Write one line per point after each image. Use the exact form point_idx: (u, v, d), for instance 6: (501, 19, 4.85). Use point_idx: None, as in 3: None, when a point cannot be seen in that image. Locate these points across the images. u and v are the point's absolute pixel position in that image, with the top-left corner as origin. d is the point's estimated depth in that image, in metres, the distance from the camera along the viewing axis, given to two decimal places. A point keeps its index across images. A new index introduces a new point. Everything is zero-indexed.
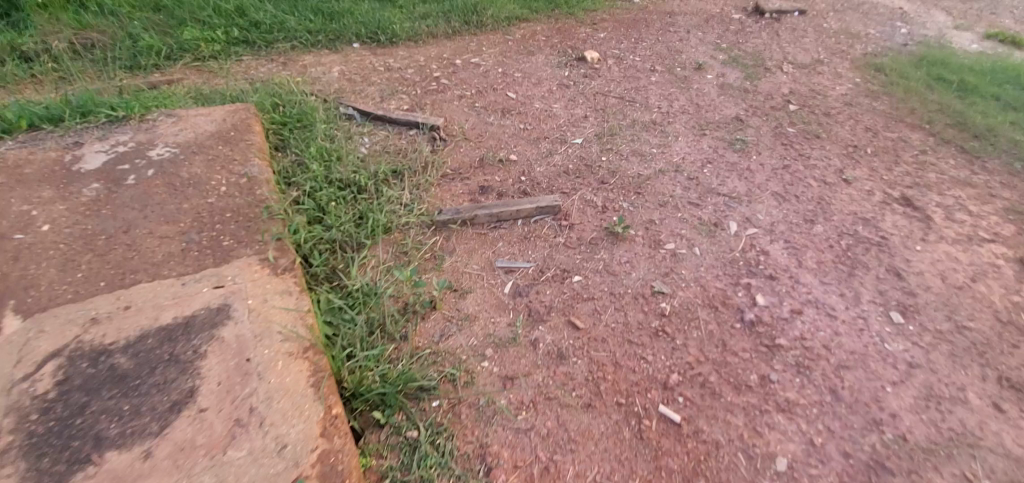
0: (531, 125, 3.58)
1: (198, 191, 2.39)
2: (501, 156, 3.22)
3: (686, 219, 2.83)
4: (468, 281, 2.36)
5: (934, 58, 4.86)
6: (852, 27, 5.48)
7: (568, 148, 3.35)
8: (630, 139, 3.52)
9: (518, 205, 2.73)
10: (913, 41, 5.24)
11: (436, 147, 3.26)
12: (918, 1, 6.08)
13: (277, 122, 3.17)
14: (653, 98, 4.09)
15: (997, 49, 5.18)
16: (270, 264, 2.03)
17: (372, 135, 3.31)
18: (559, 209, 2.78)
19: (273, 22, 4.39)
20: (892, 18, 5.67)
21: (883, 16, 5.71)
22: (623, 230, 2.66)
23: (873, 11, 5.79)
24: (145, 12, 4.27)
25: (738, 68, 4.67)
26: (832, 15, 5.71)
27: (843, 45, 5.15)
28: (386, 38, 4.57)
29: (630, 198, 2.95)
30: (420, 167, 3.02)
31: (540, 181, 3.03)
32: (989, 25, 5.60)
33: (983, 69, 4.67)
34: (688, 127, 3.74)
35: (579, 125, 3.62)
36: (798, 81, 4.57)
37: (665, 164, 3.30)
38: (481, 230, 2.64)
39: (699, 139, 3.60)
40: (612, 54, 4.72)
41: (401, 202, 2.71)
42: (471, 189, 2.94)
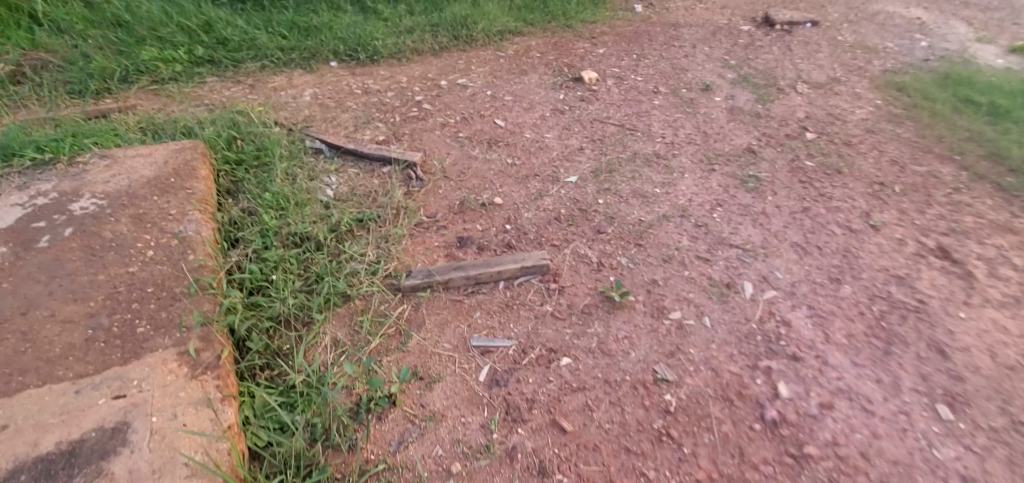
0: (519, 159, 3.21)
1: (119, 257, 2.03)
2: (485, 199, 2.85)
3: (694, 279, 2.45)
4: (437, 365, 2.00)
5: (961, 76, 4.46)
6: (868, 40, 5.09)
7: (560, 188, 2.98)
8: (629, 177, 3.15)
9: (500, 265, 2.37)
10: (936, 57, 4.83)
11: (410, 188, 2.89)
12: (938, 10, 5.67)
13: (230, 161, 2.82)
14: (656, 125, 3.71)
15: None
16: (189, 361, 1.67)
17: (340, 174, 2.95)
18: (549, 268, 2.42)
19: (242, 39, 4.04)
20: (912, 31, 5.26)
21: (901, 27, 5.31)
22: (621, 297, 2.28)
23: (890, 22, 5.40)
24: (101, 29, 3.91)
25: (747, 89, 4.29)
26: (847, 26, 5.31)
27: (860, 60, 4.76)
28: (366, 55, 4.21)
29: (630, 253, 2.58)
30: (389, 214, 2.66)
31: (528, 230, 2.67)
32: (1017, 36, 5.18)
33: (1015, 90, 4.27)
34: (694, 160, 3.37)
35: (574, 159, 3.25)
36: (813, 103, 4.18)
37: (670, 207, 2.93)
38: (456, 296, 2.28)
39: (707, 176, 3.23)
40: (611, 73, 4.35)
41: (364, 261, 2.36)
42: (448, 241, 2.58)
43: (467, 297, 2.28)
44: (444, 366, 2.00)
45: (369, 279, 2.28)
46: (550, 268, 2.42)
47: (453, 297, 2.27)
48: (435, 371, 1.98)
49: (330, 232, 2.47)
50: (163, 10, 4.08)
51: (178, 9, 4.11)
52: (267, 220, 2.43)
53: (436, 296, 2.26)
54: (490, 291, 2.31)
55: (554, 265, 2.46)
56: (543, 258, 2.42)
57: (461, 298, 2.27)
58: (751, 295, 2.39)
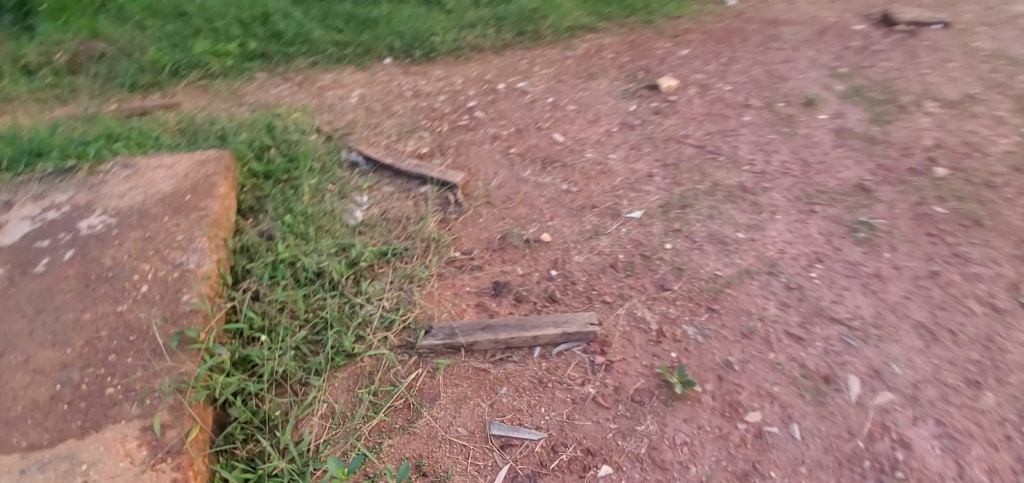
0: (575, 184, 2.75)
1: (112, 292, 1.84)
2: (530, 235, 2.44)
3: (781, 366, 1.93)
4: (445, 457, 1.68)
5: None
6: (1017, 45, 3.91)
7: (620, 226, 2.51)
8: (706, 214, 2.60)
9: (536, 327, 1.97)
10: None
11: (447, 215, 2.53)
12: None
13: (258, 173, 2.58)
14: (742, 149, 3.09)
15: None
16: (150, 444, 1.45)
17: (373, 192, 2.64)
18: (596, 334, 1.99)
19: (296, 32, 3.83)
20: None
21: None
22: (684, 388, 1.81)
23: None
24: (161, 19, 3.83)
25: (859, 104, 3.43)
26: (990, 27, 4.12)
27: (1007, 71, 3.63)
28: (422, 53, 3.86)
29: (701, 321, 2.08)
30: (418, 249, 2.32)
31: (575, 280, 2.24)
32: None
33: None
34: (789, 197, 2.75)
35: (640, 188, 2.75)
36: (944, 127, 3.21)
37: (756, 259, 2.37)
38: (481, 363, 1.91)
39: (805, 219, 2.62)
40: (695, 79, 3.71)
41: (381, 308, 2.04)
42: (480, 286, 2.21)
43: (493, 366, 1.91)
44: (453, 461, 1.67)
45: (383, 333, 1.96)
46: (597, 334, 1.99)
47: (477, 365, 1.90)
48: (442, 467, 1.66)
49: (349, 267, 2.17)
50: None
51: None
52: (281, 250, 2.16)
53: (457, 361, 1.91)
54: (523, 360, 1.93)
55: (602, 330, 2.03)
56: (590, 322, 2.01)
57: (485, 367, 1.90)
58: (856, 397, 1.86)
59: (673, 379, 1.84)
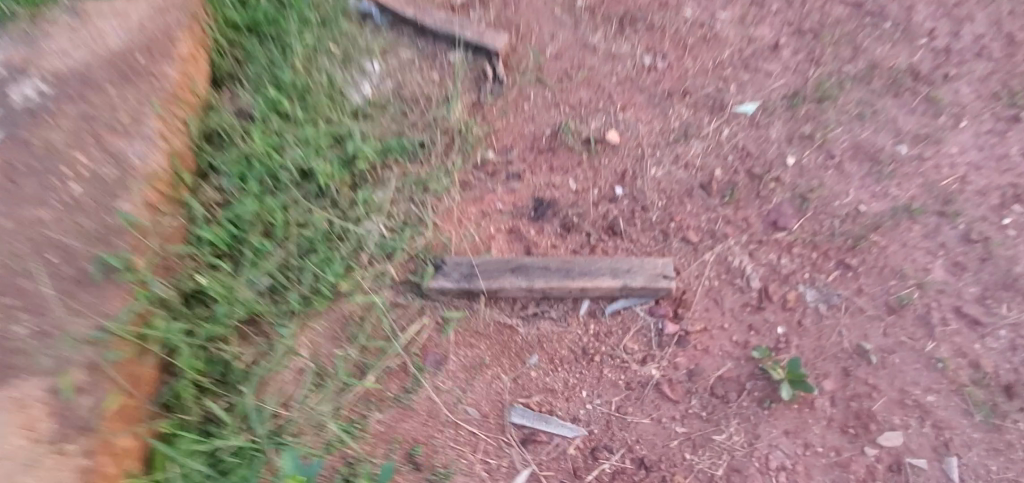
0: (662, 56, 1.92)
1: (34, 188, 1.35)
2: (592, 132, 1.75)
3: (942, 364, 1.34)
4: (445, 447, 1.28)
5: None
6: None
7: (722, 125, 1.75)
8: (853, 113, 1.78)
9: (586, 274, 1.43)
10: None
11: (481, 96, 1.84)
12: None
13: (240, 17, 1.91)
14: (919, 12, 2.01)
15: None
16: (55, 414, 1.11)
17: (387, 58, 1.97)
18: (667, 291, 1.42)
19: None
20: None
21: None
22: (791, 392, 1.27)
23: None
24: None
25: None
26: None
27: None
28: None
29: (825, 280, 1.46)
30: (438, 145, 1.71)
31: (647, 205, 1.60)
32: None
33: None
34: (983, 91, 1.82)
35: (757, 67, 1.89)
36: None
37: (923, 191, 1.61)
38: (507, 321, 1.42)
39: (1008, 129, 1.74)
40: None
41: (383, 230, 1.54)
42: (516, 205, 1.62)
43: (523, 323, 1.42)
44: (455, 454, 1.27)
45: (382, 266, 1.48)
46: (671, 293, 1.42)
47: (504, 321, 1.42)
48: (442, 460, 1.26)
49: (343, 169, 1.62)
50: None
51: None
52: (257, 141, 1.63)
53: (476, 313, 1.43)
54: (564, 320, 1.42)
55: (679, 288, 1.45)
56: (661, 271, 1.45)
57: (512, 324, 1.42)
58: None
59: (779, 375, 1.28)
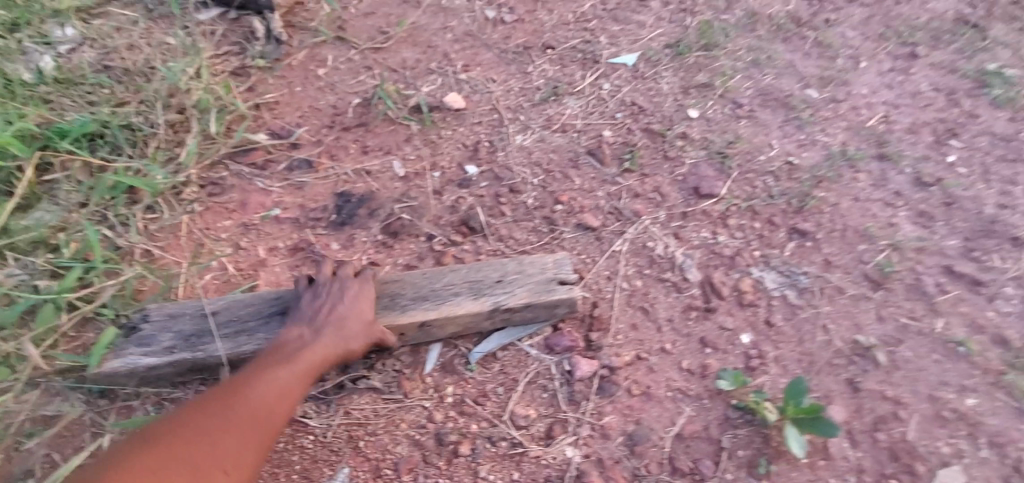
0: (509, 8, 1.45)
1: None
2: (424, 98, 1.18)
3: (966, 349, 0.91)
4: (348, 299, 0.79)
5: None
6: None
7: (600, 79, 1.30)
8: (748, 59, 1.43)
9: (427, 297, 0.85)
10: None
11: (246, 61, 1.20)
12: None
13: None
14: None
15: None
16: None
17: (88, 18, 1.25)
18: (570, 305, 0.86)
19: None
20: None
21: None
22: (799, 441, 0.75)
23: None
24: None
25: None
26: None
27: None
28: None
29: (782, 256, 1.00)
30: (162, 127, 1.02)
31: (516, 184, 1.05)
32: None
33: None
34: (868, 34, 1.60)
35: (628, 18, 1.49)
36: None
37: (854, 136, 1.27)
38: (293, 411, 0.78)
39: (906, 67, 1.51)
40: None
41: (26, 276, 0.82)
42: (304, 208, 0.97)
43: (321, 412, 0.79)
44: (353, 319, 0.78)
45: (12, 343, 0.76)
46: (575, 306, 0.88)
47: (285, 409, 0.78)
48: (327, 322, 0.77)
49: None
50: None
51: None
52: None
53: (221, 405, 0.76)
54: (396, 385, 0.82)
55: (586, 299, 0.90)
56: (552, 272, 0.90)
57: (300, 414, 0.79)
58: None
59: (777, 416, 0.77)
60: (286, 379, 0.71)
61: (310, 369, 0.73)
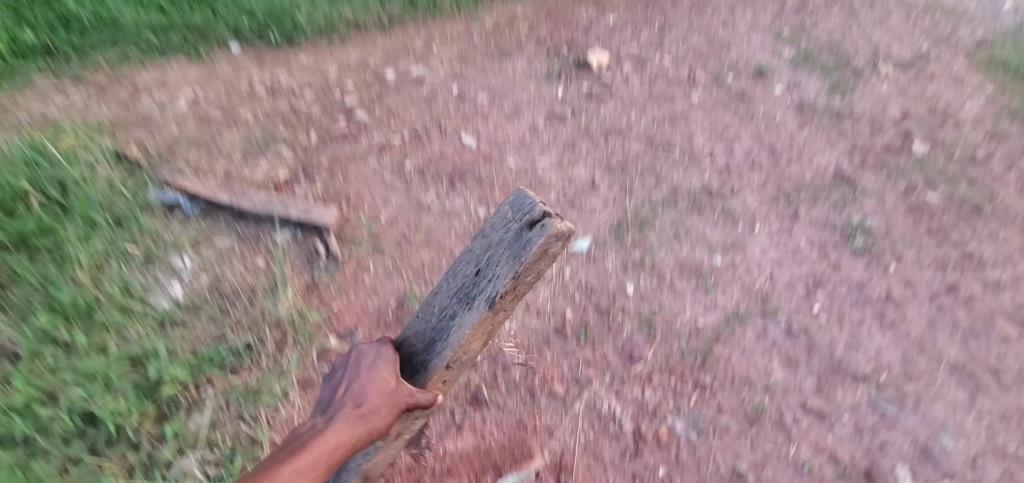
0: (495, 206, 2.02)
1: None
2: None
3: (808, 466, 1.41)
4: (364, 374, 0.91)
5: None
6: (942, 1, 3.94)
7: (563, 264, 1.82)
8: (670, 234, 1.96)
9: (444, 326, 0.98)
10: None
11: (315, 276, 1.74)
12: None
13: (9, 240, 1.65)
14: (698, 138, 2.39)
15: None
16: None
17: (201, 249, 1.79)
18: (547, 239, 0.86)
19: (94, 14, 2.64)
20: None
21: None
22: None
23: None
24: None
25: (812, 73, 2.90)
26: None
27: (943, 29, 3.57)
28: (279, 37, 2.80)
29: (690, 406, 1.50)
30: (269, 343, 1.54)
31: (507, 362, 1.54)
32: None
33: None
34: (764, 198, 2.14)
35: (583, 204, 2.03)
36: (906, 94, 2.85)
37: (746, 295, 1.78)
38: (379, 466, 1.08)
39: (791, 225, 2.04)
40: (628, 53, 2.90)
41: (201, 467, 1.31)
42: None
43: None
44: (373, 391, 0.90)
45: None
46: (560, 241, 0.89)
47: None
48: (340, 403, 0.88)
49: (144, 400, 1.37)
50: None
51: None
52: (19, 388, 1.32)
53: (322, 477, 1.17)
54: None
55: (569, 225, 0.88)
56: (522, 218, 0.90)
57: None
58: None
59: None
60: (312, 456, 0.81)
61: (323, 449, 0.82)
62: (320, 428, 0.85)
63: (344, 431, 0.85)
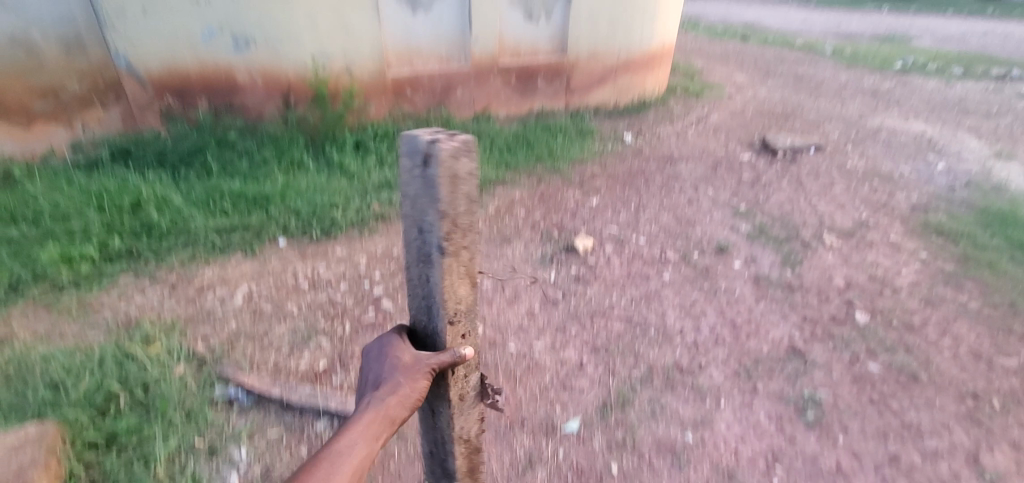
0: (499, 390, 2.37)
1: None
2: None
3: None
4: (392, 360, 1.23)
5: (998, 216, 3.80)
6: (881, 165, 4.57)
7: (557, 446, 2.16)
8: (648, 411, 2.31)
9: (429, 292, 1.29)
10: (961, 188, 4.25)
11: None
12: (919, 130, 5.31)
13: (102, 441, 2.02)
14: (669, 315, 2.83)
15: None
16: None
17: (255, 440, 2.15)
18: (444, 164, 1.13)
19: (173, 221, 3.24)
20: (925, 155, 4.79)
21: (902, 153, 4.81)
22: None
23: (883, 150, 4.86)
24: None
25: (766, 246, 3.43)
26: (852, 150, 4.83)
27: (881, 193, 4.11)
28: (320, 231, 3.39)
29: None
30: None
31: None
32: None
33: None
34: (727, 373, 2.52)
35: (572, 385, 2.42)
36: (849, 262, 3.31)
37: (714, 471, 2.10)
38: (464, 430, 1.47)
39: (751, 399, 2.39)
40: (609, 235, 3.47)
41: None
42: None
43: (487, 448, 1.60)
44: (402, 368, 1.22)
45: None
46: (462, 158, 1.16)
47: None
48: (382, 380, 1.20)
49: None
50: (70, 192, 3.36)
51: (92, 192, 3.37)
52: None
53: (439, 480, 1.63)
54: (466, 349, 1.31)
55: (460, 147, 1.14)
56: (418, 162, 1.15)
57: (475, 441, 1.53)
58: None
59: None
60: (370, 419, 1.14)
61: (378, 414, 1.15)
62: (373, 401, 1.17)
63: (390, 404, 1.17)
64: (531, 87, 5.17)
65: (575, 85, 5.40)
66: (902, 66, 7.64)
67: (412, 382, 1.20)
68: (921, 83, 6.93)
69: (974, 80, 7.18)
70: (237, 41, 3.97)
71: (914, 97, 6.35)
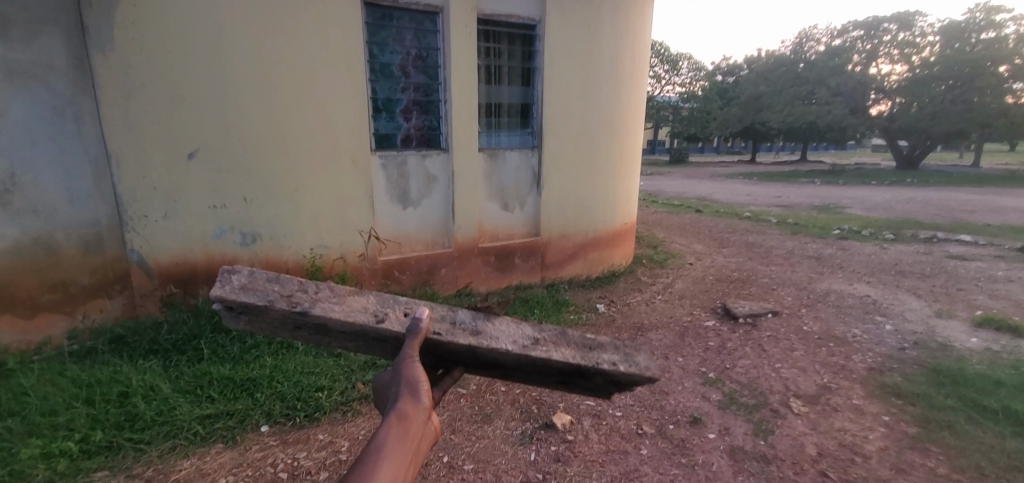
0: None
1: None
2: None
3: None
4: (407, 370, 1.64)
5: (950, 376, 4.04)
6: (834, 328, 4.94)
7: None
8: None
9: (357, 333, 1.89)
10: (912, 347, 4.57)
11: None
12: (864, 293, 5.83)
13: None
14: None
15: (999, 345, 4.60)
16: None
17: None
18: (226, 291, 1.77)
19: (159, 411, 3.28)
20: (873, 316, 5.21)
21: (852, 315, 5.23)
22: None
23: (835, 312, 5.29)
24: None
25: (739, 415, 3.56)
26: (806, 314, 5.24)
27: (838, 356, 4.40)
28: (304, 416, 3.45)
29: None
30: None
31: None
32: (968, 320, 5.14)
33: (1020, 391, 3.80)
34: None
35: None
36: (819, 428, 3.43)
37: None
38: (512, 339, 2.00)
39: None
40: (587, 409, 3.61)
41: None
42: None
43: (554, 337, 2.10)
44: (413, 377, 1.62)
45: None
46: (230, 282, 1.82)
47: (619, 368, 2.02)
48: (404, 386, 1.58)
49: None
50: (62, 384, 3.43)
51: (84, 384, 3.45)
52: None
53: (591, 374, 2.03)
54: (418, 318, 1.82)
55: (221, 282, 1.80)
56: (225, 310, 1.78)
57: (534, 338, 2.05)
58: None
59: None
60: (405, 420, 1.50)
61: (410, 413, 1.51)
62: (403, 404, 1.53)
63: (413, 406, 1.53)
64: (509, 264, 5.70)
65: (548, 261, 5.95)
66: (840, 233, 8.56)
67: (410, 379, 1.60)
68: (858, 247, 7.74)
69: (905, 244, 8.03)
70: (246, 237, 4.46)
71: (855, 261, 7.04)
